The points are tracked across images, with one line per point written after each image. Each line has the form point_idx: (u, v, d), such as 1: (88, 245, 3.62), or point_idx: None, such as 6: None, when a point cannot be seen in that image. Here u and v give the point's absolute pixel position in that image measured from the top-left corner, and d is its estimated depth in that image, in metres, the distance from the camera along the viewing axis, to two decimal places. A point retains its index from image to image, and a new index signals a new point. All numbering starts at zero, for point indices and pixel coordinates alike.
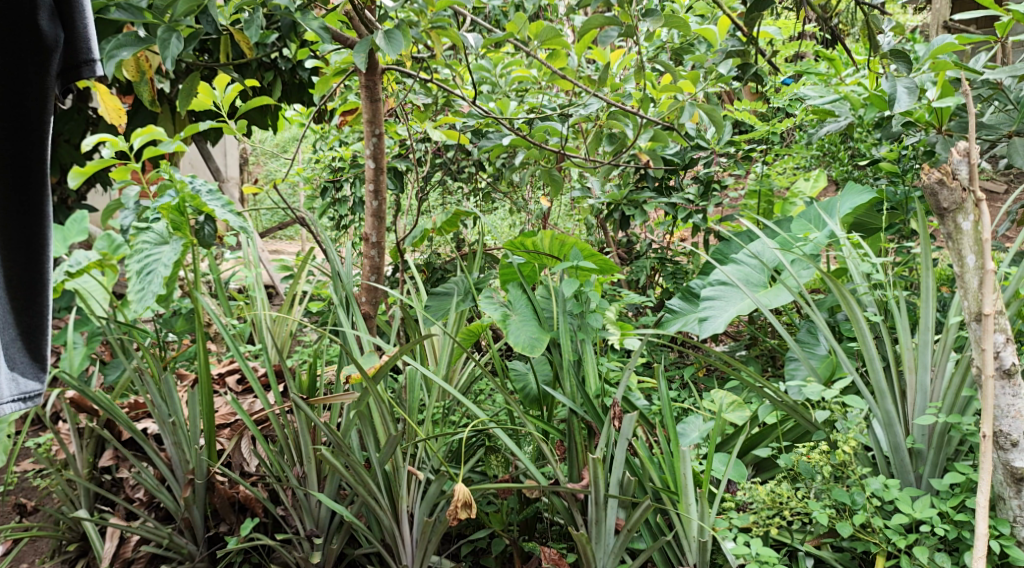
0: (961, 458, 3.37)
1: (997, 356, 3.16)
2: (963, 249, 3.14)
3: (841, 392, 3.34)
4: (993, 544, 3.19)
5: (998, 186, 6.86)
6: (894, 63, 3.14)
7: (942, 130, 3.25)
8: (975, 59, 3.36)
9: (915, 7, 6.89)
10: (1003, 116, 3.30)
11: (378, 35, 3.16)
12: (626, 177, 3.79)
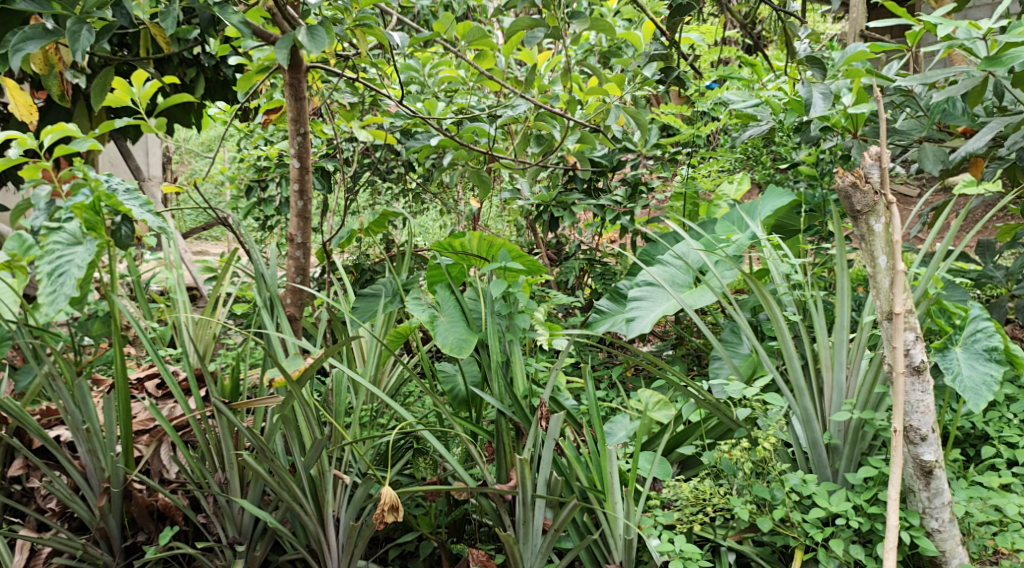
0: (875, 453, 3.43)
1: (907, 353, 3.25)
2: (876, 251, 3.24)
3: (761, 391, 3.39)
4: (903, 536, 3.26)
5: (913, 191, 7.14)
6: (812, 72, 3.26)
7: (857, 135, 3.33)
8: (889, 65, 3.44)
9: (836, 13, 7.07)
10: (914, 122, 3.39)
11: (300, 31, 3.18)
12: (556, 179, 3.80)
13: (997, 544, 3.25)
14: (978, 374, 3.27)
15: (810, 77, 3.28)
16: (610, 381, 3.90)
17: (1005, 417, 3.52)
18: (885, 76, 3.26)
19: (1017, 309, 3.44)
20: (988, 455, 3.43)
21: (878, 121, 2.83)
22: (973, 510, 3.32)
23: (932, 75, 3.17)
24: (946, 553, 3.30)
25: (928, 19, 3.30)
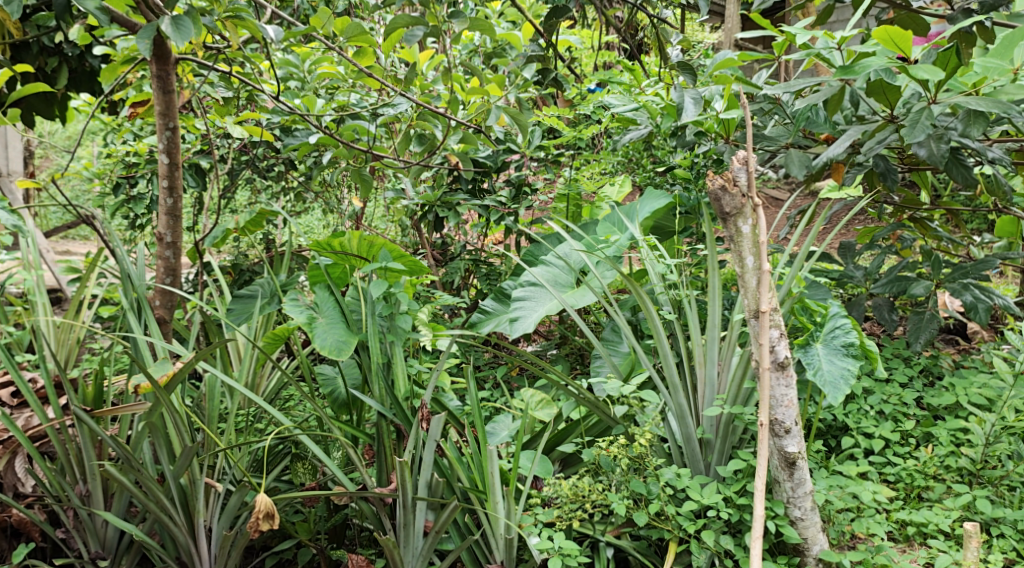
0: (745, 445, 3.54)
1: (772, 350, 3.31)
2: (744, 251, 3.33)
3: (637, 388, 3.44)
4: (769, 525, 3.36)
5: (783, 196, 7.53)
6: (685, 77, 3.45)
7: (729, 141, 3.45)
8: (757, 74, 3.55)
9: (713, 24, 7.31)
10: (782, 128, 3.53)
11: (164, 21, 3.07)
12: (440, 179, 3.87)
13: (854, 529, 3.39)
14: (837, 368, 3.39)
15: (682, 82, 3.46)
16: (493, 382, 3.91)
17: (863, 409, 3.69)
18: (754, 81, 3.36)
19: (875, 308, 3.62)
20: (848, 446, 3.58)
21: (748, 145, 2.87)
22: (832, 498, 3.45)
23: (795, 84, 3.24)
24: (807, 540, 3.39)
25: (790, 30, 3.32)
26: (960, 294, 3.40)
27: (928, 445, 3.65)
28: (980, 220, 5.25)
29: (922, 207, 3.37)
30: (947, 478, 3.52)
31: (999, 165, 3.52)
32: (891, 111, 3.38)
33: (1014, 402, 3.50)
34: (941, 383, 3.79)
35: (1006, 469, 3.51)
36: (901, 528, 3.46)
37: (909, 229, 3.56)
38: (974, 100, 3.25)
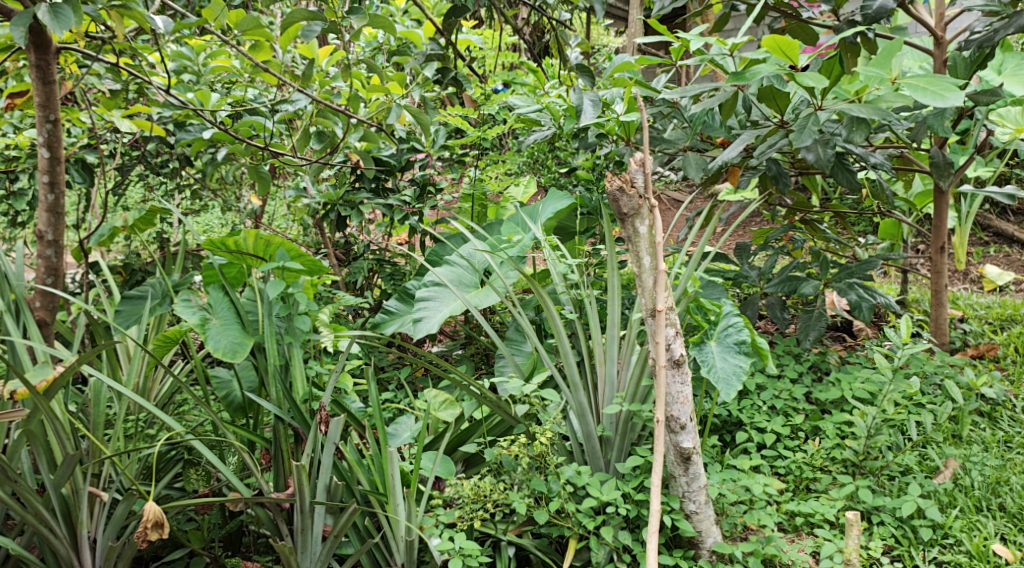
0: (644, 442, 3.58)
1: (668, 347, 3.33)
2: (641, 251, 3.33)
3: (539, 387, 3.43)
4: (665, 520, 3.39)
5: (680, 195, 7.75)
6: (582, 80, 3.49)
7: (630, 143, 3.52)
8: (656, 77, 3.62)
9: (616, 25, 7.45)
10: (681, 132, 3.66)
11: (42, 9, 2.90)
12: (342, 177, 3.85)
13: (746, 521, 3.47)
14: (729, 365, 3.47)
15: (580, 85, 3.49)
16: (397, 383, 3.87)
17: (756, 404, 3.82)
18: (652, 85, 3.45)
19: (768, 307, 3.82)
20: (742, 440, 3.68)
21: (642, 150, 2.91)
22: (725, 491, 3.52)
23: (690, 89, 3.30)
24: (702, 533, 3.44)
25: (685, 37, 3.29)
26: (845, 293, 3.62)
27: (816, 438, 3.78)
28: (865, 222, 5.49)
29: (813, 209, 3.65)
30: (833, 469, 3.65)
31: (881, 169, 3.67)
32: (781, 117, 3.46)
33: (893, 396, 3.65)
34: (828, 378, 3.93)
35: (885, 460, 3.66)
36: (790, 519, 3.58)
37: (799, 231, 3.80)
38: (855, 107, 3.37)
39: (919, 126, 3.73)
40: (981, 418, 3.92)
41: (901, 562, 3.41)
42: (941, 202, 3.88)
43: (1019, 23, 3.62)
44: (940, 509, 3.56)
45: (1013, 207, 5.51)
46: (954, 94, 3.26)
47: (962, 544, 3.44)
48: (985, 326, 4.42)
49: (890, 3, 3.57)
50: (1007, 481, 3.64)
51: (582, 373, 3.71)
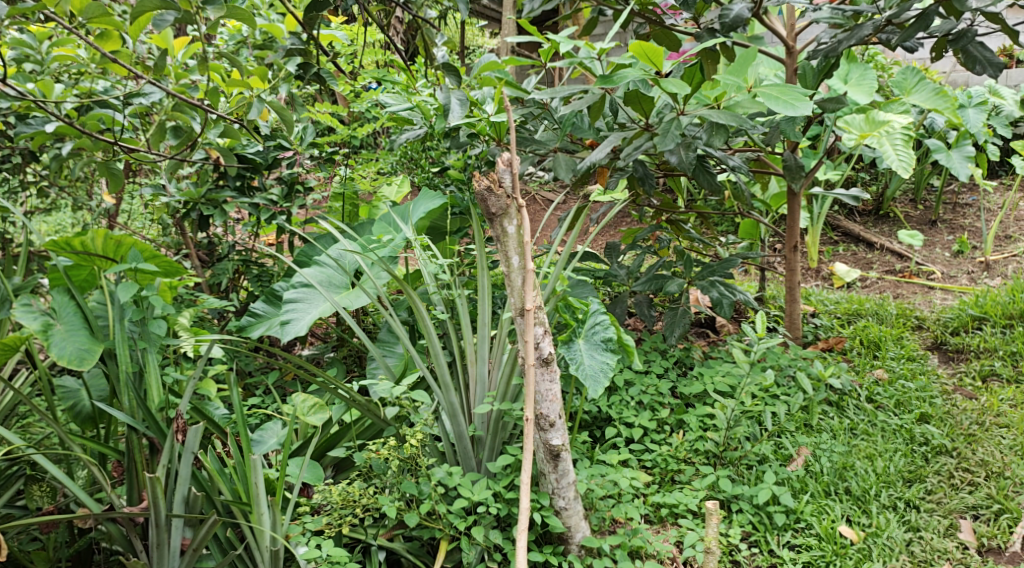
0: (515, 441, 3.50)
1: (536, 346, 3.23)
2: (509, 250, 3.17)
3: (409, 388, 3.33)
4: (535, 517, 3.31)
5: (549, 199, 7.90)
6: (449, 79, 3.44)
7: (501, 144, 3.51)
8: (526, 79, 3.72)
9: (488, 29, 7.54)
10: (551, 134, 3.75)
11: None
12: (205, 175, 3.84)
13: (613, 515, 3.47)
14: (597, 362, 3.48)
15: (448, 84, 3.47)
16: (265, 389, 3.76)
17: (625, 400, 3.89)
18: (520, 86, 3.50)
19: (635, 304, 4.10)
20: (610, 435, 3.74)
21: (512, 151, 2.90)
22: (593, 486, 3.50)
23: (559, 90, 3.35)
24: (571, 528, 3.41)
25: (555, 39, 3.32)
26: (708, 291, 3.99)
27: (680, 431, 3.87)
28: (725, 224, 5.68)
29: (677, 212, 3.97)
30: (696, 461, 3.75)
31: (740, 171, 3.83)
32: (646, 120, 3.58)
33: (751, 388, 3.80)
34: (692, 372, 4.03)
35: (743, 450, 3.78)
36: (656, 510, 3.64)
37: (666, 231, 4.14)
38: (715, 113, 3.50)
39: (773, 131, 3.96)
40: (829, 407, 4.07)
41: (757, 548, 3.52)
42: (793, 203, 4.20)
43: (860, 35, 3.79)
44: (793, 495, 3.68)
45: (859, 208, 5.79)
46: (804, 103, 3.42)
47: (812, 527, 3.57)
48: (835, 320, 4.69)
49: (747, 13, 3.72)
50: (853, 466, 3.78)
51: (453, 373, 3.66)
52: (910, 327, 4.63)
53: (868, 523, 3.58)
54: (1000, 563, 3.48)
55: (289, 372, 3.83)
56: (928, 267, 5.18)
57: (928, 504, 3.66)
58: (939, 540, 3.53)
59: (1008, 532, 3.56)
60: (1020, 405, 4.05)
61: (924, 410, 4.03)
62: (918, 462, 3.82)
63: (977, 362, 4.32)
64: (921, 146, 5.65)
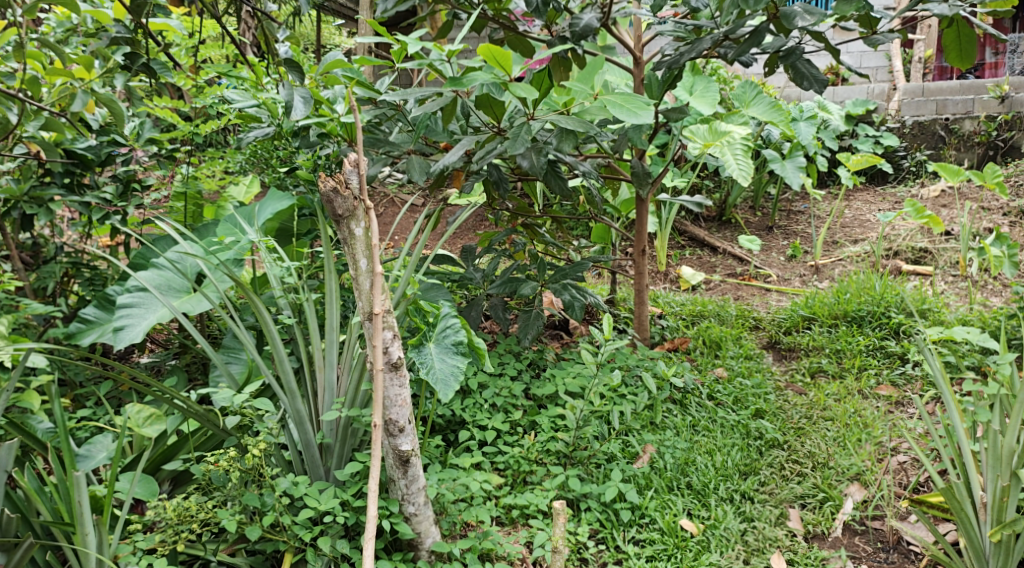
0: (365, 448, 3.39)
1: (385, 350, 3.11)
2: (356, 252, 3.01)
3: (251, 396, 3.19)
4: (384, 524, 3.19)
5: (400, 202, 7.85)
6: (292, 75, 3.37)
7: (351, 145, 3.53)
8: (380, 80, 3.69)
9: (338, 25, 7.44)
10: (407, 135, 3.71)
11: None
12: (28, 172, 3.63)
13: (464, 518, 3.41)
14: (447, 366, 3.37)
15: (290, 81, 3.37)
16: (96, 401, 3.59)
17: (478, 403, 3.86)
18: (369, 86, 3.44)
19: (491, 308, 4.13)
20: (464, 439, 3.72)
21: (360, 153, 2.83)
22: (444, 490, 3.43)
23: (409, 92, 3.31)
24: (421, 534, 3.30)
25: (404, 40, 3.26)
26: (560, 293, 4.04)
27: (533, 432, 3.87)
28: (579, 228, 5.74)
29: (534, 215, 4.16)
30: (547, 462, 3.75)
31: (588, 178, 3.96)
32: (499, 123, 3.57)
33: (598, 388, 3.82)
34: (545, 374, 4.04)
35: (592, 449, 3.80)
36: (507, 511, 3.64)
37: (520, 234, 4.30)
38: (563, 118, 3.49)
39: (621, 139, 4.07)
40: (673, 405, 4.14)
41: (604, 545, 3.56)
42: (641, 208, 4.31)
43: (700, 48, 3.93)
44: (638, 492, 3.73)
45: (703, 214, 5.94)
46: (646, 112, 3.51)
47: (656, 522, 3.63)
48: (679, 321, 4.80)
49: (596, 22, 3.77)
50: (693, 462, 3.85)
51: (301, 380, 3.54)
52: (748, 328, 4.77)
53: (707, 516, 3.66)
54: (824, 549, 3.59)
55: (124, 382, 3.64)
56: (765, 271, 5.37)
57: (761, 495, 3.74)
58: (770, 529, 3.61)
59: (831, 518, 3.67)
60: (844, 399, 4.18)
61: (759, 405, 4.13)
62: (753, 455, 3.90)
63: (806, 359, 4.48)
64: (758, 156, 5.86)
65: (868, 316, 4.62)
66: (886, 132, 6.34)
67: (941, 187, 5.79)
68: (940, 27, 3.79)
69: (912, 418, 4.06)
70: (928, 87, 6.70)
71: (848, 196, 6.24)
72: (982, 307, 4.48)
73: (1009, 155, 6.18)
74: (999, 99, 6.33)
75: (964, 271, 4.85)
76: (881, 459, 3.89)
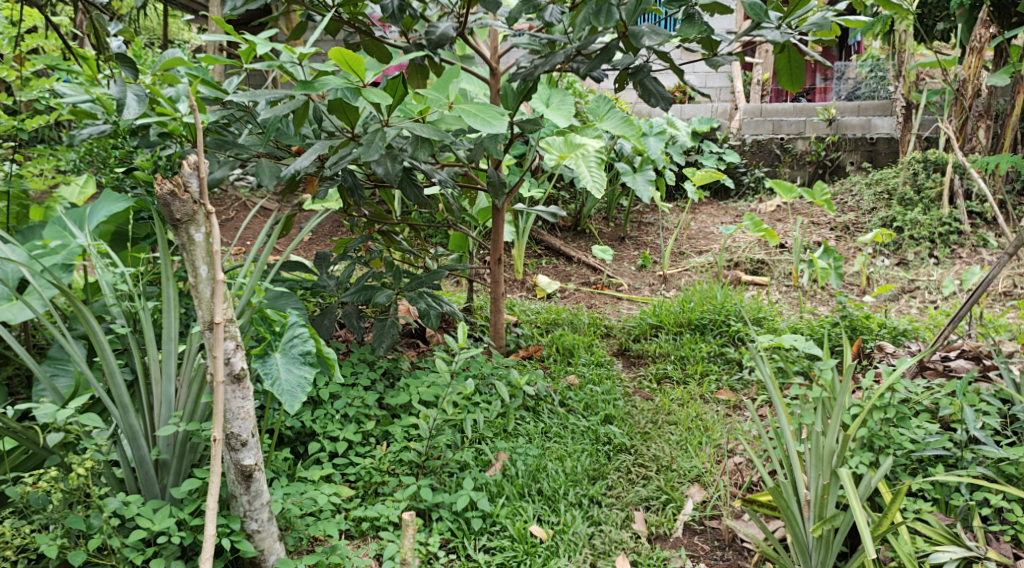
0: (205, 464, 3.34)
1: (227, 362, 3.06)
2: (195, 259, 2.98)
3: (76, 411, 3.10)
4: (224, 543, 3.08)
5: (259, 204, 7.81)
6: (125, 71, 3.33)
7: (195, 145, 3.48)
8: (227, 80, 3.69)
9: (196, 23, 7.36)
10: (256, 138, 3.71)
11: None
12: None
13: (311, 533, 3.33)
14: (294, 377, 3.36)
15: (122, 77, 3.32)
16: None
17: (329, 414, 3.82)
18: (213, 84, 3.46)
19: (344, 316, 4.11)
20: (313, 451, 3.68)
21: (199, 155, 2.83)
22: (289, 506, 3.37)
23: (258, 94, 3.31)
24: (264, 551, 3.20)
25: (252, 40, 3.25)
26: (416, 301, 4.09)
27: (385, 443, 3.85)
28: (437, 237, 5.77)
29: (390, 221, 4.17)
30: (399, 472, 3.72)
31: (447, 187, 4.00)
32: (352, 130, 3.59)
33: (452, 397, 3.88)
34: (399, 384, 4.04)
35: (445, 458, 3.80)
36: (357, 525, 3.56)
37: (377, 242, 4.30)
38: (418, 126, 3.52)
39: (477, 149, 4.12)
40: (526, 412, 4.20)
41: (455, 554, 3.54)
42: (497, 217, 4.40)
43: (553, 62, 4.00)
44: (489, 499, 3.74)
45: (559, 224, 6.07)
46: (500, 122, 3.63)
47: (506, 529, 3.64)
48: (535, 329, 4.91)
49: (452, 31, 3.82)
50: (545, 468, 3.89)
51: (134, 393, 3.45)
52: (599, 335, 4.91)
53: (556, 521, 3.70)
54: (665, 549, 3.69)
55: None
56: (616, 280, 5.55)
57: (608, 499, 3.83)
58: (617, 532, 3.69)
59: (672, 519, 3.78)
60: (686, 404, 4.35)
61: (609, 411, 4.25)
62: (601, 460, 4.00)
63: (653, 366, 4.65)
64: (611, 169, 6.05)
65: (709, 324, 4.83)
66: (729, 150, 6.68)
67: (776, 202, 6.26)
68: (772, 53, 3.98)
69: (748, 421, 4.24)
70: (765, 108, 7.09)
71: (694, 209, 6.51)
72: (812, 315, 4.75)
73: (836, 174, 6.63)
74: (826, 121, 6.76)
75: (796, 281, 5.17)
76: (718, 461, 4.04)
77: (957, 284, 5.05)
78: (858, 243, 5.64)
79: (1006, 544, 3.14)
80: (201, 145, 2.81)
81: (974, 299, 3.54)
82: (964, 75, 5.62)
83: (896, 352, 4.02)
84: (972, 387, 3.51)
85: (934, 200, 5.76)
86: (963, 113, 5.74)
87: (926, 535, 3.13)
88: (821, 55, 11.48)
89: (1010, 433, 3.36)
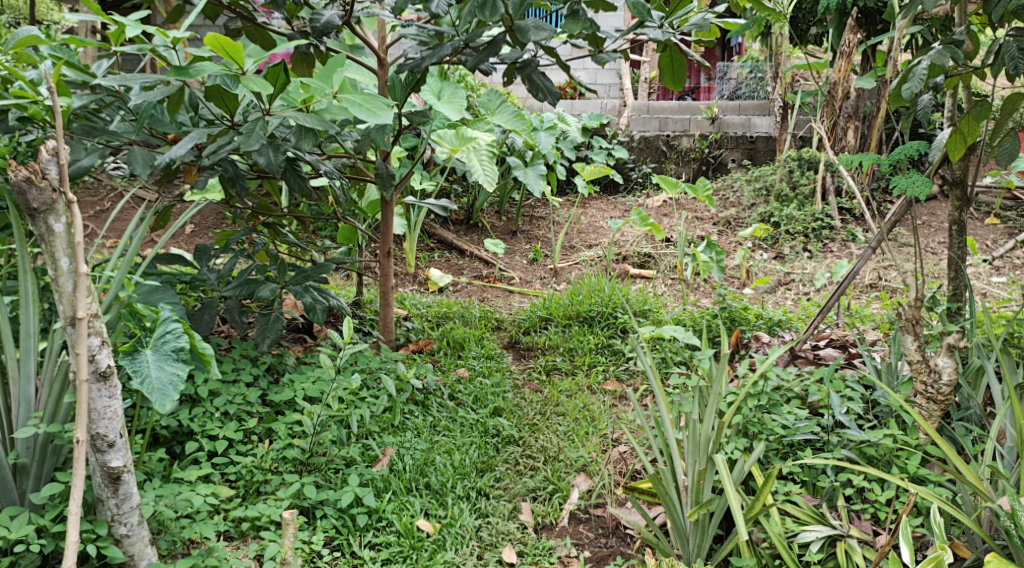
0: (68, 467, 3.26)
1: (91, 358, 2.99)
2: (55, 252, 2.92)
3: None
4: (90, 548, 3.02)
5: None
6: None
7: (57, 128, 3.44)
8: (97, 65, 3.69)
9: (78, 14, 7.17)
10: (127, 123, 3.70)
11: None
12: None
13: (186, 535, 3.29)
14: (165, 374, 3.30)
15: None
16: None
17: (208, 412, 3.77)
18: (80, 68, 3.54)
19: (226, 310, 4.08)
20: (191, 450, 3.61)
21: (58, 141, 2.80)
22: (161, 508, 3.31)
23: (128, 77, 3.34)
24: (134, 556, 3.14)
25: (121, 22, 3.24)
26: (302, 296, 4.06)
27: (268, 440, 3.80)
28: (326, 231, 5.73)
29: (274, 213, 4.20)
30: (282, 470, 3.68)
31: (333, 178, 3.97)
32: (230, 118, 3.57)
33: (337, 393, 3.85)
34: (282, 379, 4.01)
35: (330, 454, 3.77)
36: (236, 525, 3.50)
37: (261, 234, 4.30)
38: (300, 116, 3.53)
39: (364, 140, 4.05)
40: (414, 406, 4.18)
41: (339, 551, 3.51)
42: (386, 209, 4.38)
43: (441, 53, 3.93)
44: (375, 495, 3.71)
45: (451, 217, 6.09)
46: (385, 113, 3.62)
47: (392, 524, 3.61)
48: (425, 322, 4.91)
49: (337, 19, 3.73)
50: (433, 462, 3.88)
51: None
52: (490, 328, 4.95)
53: (443, 515, 3.69)
54: (551, 538, 3.68)
55: None
56: (508, 274, 5.60)
57: (496, 491, 3.83)
58: (503, 523, 3.69)
59: (559, 509, 3.78)
60: (574, 395, 4.40)
61: (497, 403, 4.27)
62: (489, 452, 4.01)
63: (543, 358, 4.70)
64: (502, 163, 6.12)
65: (597, 316, 4.91)
66: (617, 146, 6.81)
67: (663, 197, 6.40)
68: (654, 51, 3.98)
69: (632, 411, 4.31)
70: (652, 105, 7.36)
71: (584, 203, 6.63)
72: (694, 307, 4.91)
73: (718, 171, 6.87)
74: (709, 120, 6.99)
75: (681, 274, 5.33)
76: (603, 450, 4.06)
77: (829, 276, 5.27)
78: (738, 237, 5.82)
79: (866, 522, 3.27)
80: (59, 130, 2.78)
81: (840, 291, 3.78)
82: (835, 78, 5.95)
83: (771, 341, 4.20)
84: (838, 374, 3.69)
85: (808, 196, 6.04)
86: (834, 115, 6.07)
87: (795, 516, 3.25)
88: (705, 55, 11.90)
89: (872, 417, 3.52)
